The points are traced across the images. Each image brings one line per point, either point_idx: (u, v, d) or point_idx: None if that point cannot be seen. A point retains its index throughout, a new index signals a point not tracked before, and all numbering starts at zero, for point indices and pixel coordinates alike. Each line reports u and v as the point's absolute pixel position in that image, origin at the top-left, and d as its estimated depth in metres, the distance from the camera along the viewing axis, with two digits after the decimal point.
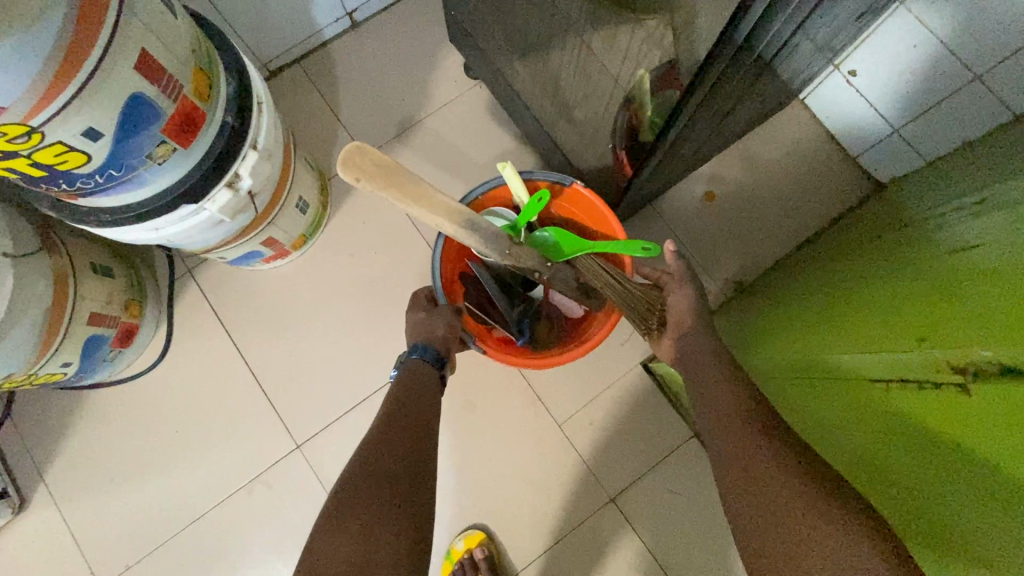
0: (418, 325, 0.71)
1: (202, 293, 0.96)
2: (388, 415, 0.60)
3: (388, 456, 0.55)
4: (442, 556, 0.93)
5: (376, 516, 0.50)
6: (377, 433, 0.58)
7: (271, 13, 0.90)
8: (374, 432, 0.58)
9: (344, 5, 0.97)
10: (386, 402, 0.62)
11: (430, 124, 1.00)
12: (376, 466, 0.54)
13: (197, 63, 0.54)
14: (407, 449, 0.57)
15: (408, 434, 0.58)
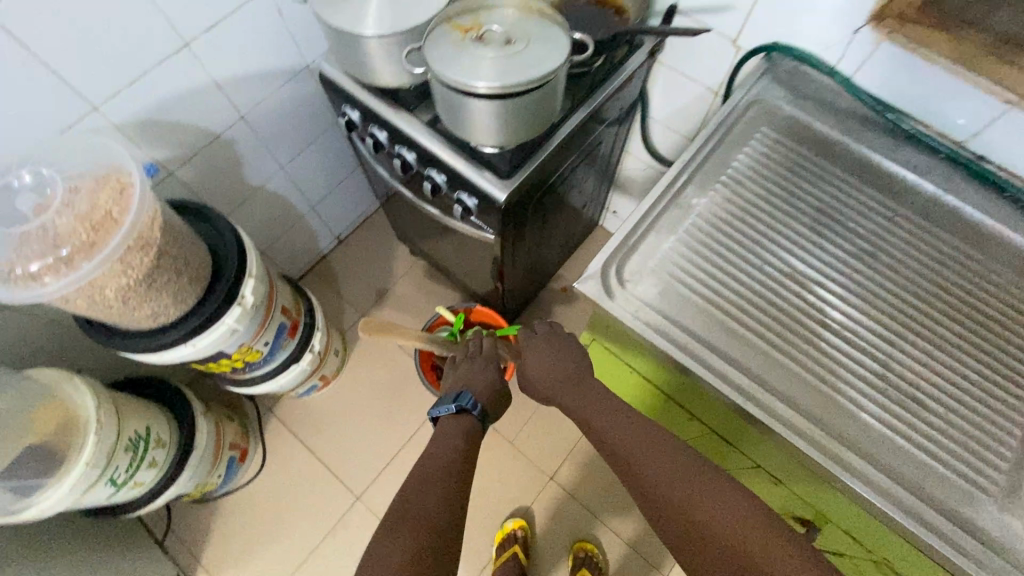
0: (469, 375, 1.02)
1: (279, 420, 1.55)
2: (411, 476, 0.80)
3: (417, 512, 0.73)
4: (497, 530, 1.41)
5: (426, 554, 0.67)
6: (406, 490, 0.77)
7: (297, 251, 1.60)
8: (402, 491, 0.77)
9: (335, 234, 1.70)
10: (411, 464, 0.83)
11: (397, 286, 1.70)
12: (414, 520, 0.71)
13: (291, 302, 1.23)
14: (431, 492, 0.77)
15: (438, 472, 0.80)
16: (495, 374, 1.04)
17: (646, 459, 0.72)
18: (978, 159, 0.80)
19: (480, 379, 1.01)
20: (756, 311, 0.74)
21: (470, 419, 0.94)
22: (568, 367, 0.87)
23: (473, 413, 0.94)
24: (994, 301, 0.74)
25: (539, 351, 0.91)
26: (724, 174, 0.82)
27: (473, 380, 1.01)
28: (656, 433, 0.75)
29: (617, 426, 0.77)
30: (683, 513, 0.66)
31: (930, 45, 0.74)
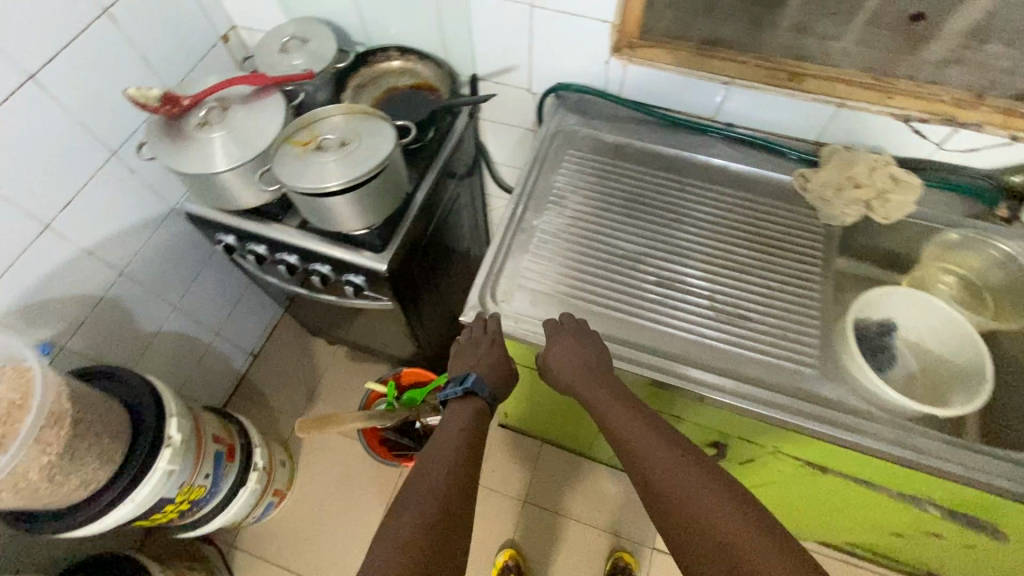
0: (483, 360, 0.84)
1: (244, 551, 1.51)
2: (429, 463, 0.70)
3: (439, 511, 0.62)
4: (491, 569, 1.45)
5: (438, 532, 0.60)
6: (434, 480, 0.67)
7: (212, 378, 1.60)
8: (430, 472, 0.68)
9: (247, 351, 1.72)
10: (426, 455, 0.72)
11: (324, 378, 1.73)
12: (434, 504, 0.63)
13: (221, 428, 1.25)
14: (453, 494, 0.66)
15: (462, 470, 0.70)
16: (505, 360, 0.86)
17: (649, 456, 0.67)
18: (726, 127, 1.04)
19: (490, 362, 0.84)
20: (607, 292, 0.91)
21: (483, 403, 0.83)
22: (586, 363, 0.79)
23: (483, 397, 0.82)
24: (772, 225, 0.96)
25: (560, 346, 0.81)
26: (552, 195, 1.00)
27: (489, 367, 0.84)
28: (675, 441, 0.69)
29: (636, 436, 0.70)
30: (665, 508, 0.61)
31: (659, 58, 0.98)
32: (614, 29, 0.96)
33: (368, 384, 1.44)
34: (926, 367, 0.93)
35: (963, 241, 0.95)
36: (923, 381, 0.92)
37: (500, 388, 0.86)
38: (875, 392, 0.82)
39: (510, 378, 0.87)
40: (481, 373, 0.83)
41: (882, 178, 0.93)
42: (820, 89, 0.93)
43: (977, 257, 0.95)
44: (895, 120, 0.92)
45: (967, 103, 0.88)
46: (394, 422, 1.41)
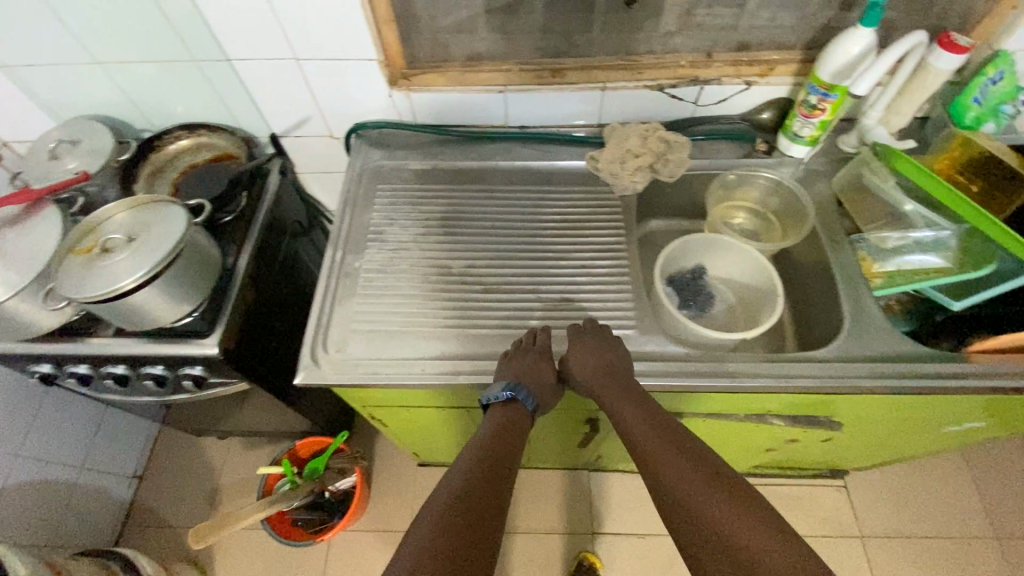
0: (523, 369, 0.82)
1: None
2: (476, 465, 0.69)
3: (477, 518, 0.61)
4: None
5: (465, 537, 0.58)
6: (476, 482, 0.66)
7: (89, 517, 1.45)
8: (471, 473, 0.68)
9: (126, 474, 1.57)
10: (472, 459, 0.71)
11: (223, 476, 1.62)
12: (470, 509, 0.62)
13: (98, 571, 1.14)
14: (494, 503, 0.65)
15: (501, 480, 0.68)
16: (552, 373, 0.84)
17: (660, 459, 0.69)
18: (521, 130, 1.12)
19: (540, 375, 0.83)
20: (440, 312, 0.92)
21: (519, 411, 0.80)
22: (611, 370, 0.81)
23: (525, 405, 0.80)
24: (578, 210, 1.03)
25: (584, 355, 0.83)
26: (369, 232, 1.00)
27: (531, 375, 0.82)
28: (696, 455, 0.69)
29: (659, 449, 0.70)
30: (671, 507, 0.64)
31: (434, 82, 1.03)
32: (382, 65, 0.99)
33: (261, 469, 1.36)
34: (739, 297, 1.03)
35: (740, 179, 1.06)
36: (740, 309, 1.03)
37: (538, 396, 0.84)
38: (694, 333, 0.89)
39: (551, 387, 0.85)
40: (532, 383, 0.81)
41: (654, 143, 1.02)
42: (581, 79, 1.02)
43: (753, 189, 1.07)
44: (651, 91, 1.03)
45: (701, 63, 1.00)
46: (300, 499, 1.34)
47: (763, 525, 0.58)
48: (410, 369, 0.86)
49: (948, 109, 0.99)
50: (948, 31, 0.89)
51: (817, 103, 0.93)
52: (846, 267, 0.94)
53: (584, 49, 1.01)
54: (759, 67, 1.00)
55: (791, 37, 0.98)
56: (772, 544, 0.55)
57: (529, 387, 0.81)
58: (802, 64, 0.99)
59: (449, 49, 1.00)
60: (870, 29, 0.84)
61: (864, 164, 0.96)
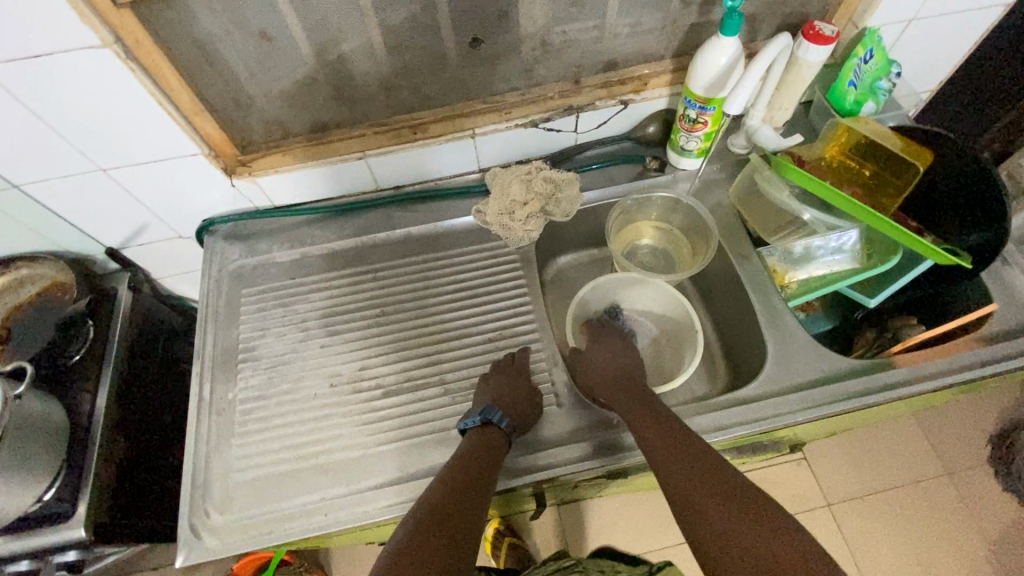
0: (497, 389, 0.78)
1: None
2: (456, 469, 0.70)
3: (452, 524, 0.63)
4: None
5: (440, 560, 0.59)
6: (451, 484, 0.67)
7: None
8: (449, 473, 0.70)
9: None
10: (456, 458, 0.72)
11: None
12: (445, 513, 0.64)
13: None
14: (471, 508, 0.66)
15: (481, 481, 0.69)
16: (528, 391, 0.80)
17: (668, 461, 0.67)
18: (397, 191, 1.00)
19: (512, 391, 0.78)
20: (337, 434, 0.79)
21: (494, 431, 0.75)
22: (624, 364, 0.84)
23: (498, 427, 0.74)
24: (477, 272, 0.92)
25: (603, 353, 0.86)
26: (240, 354, 0.86)
27: (503, 394, 0.77)
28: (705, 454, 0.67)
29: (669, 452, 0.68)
30: (681, 502, 0.64)
31: (280, 164, 0.89)
32: (210, 157, 0.84)
33: None
34: (663, 331, 0.97)
35: (639, 203, 0.99)
36: (667, 346, 0.96)
37: (515, 418, 0.77)
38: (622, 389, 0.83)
39: (532, 407, 0.80)
40: (500, 398, 0.77)
41: (540, 184, 0.94)
42: (447, 129, 0.91)
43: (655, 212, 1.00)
44: (525, 128, 0.94)
45: (571, 90, 0.92)
46: None
47: (778, 525, 0.59)
48: (309, 519, 0.74)
49: (829, 96, 0.96)
50: (812, 21, 0.84)
51: (697, 117, 0.87)
52: (757, 283, 0.89)
53: (441, 97, 0.89)
54: (632, 83, 0.92)
55: (658, 48, 0.91)
56: (789, 548, 0.56)
57: (505, 406, 0.76)
58: (675, 74, 0.92)
59: (286, 125, 0.87)
60: (732, 38, 0.78)
61: (758, 172, 0.91)
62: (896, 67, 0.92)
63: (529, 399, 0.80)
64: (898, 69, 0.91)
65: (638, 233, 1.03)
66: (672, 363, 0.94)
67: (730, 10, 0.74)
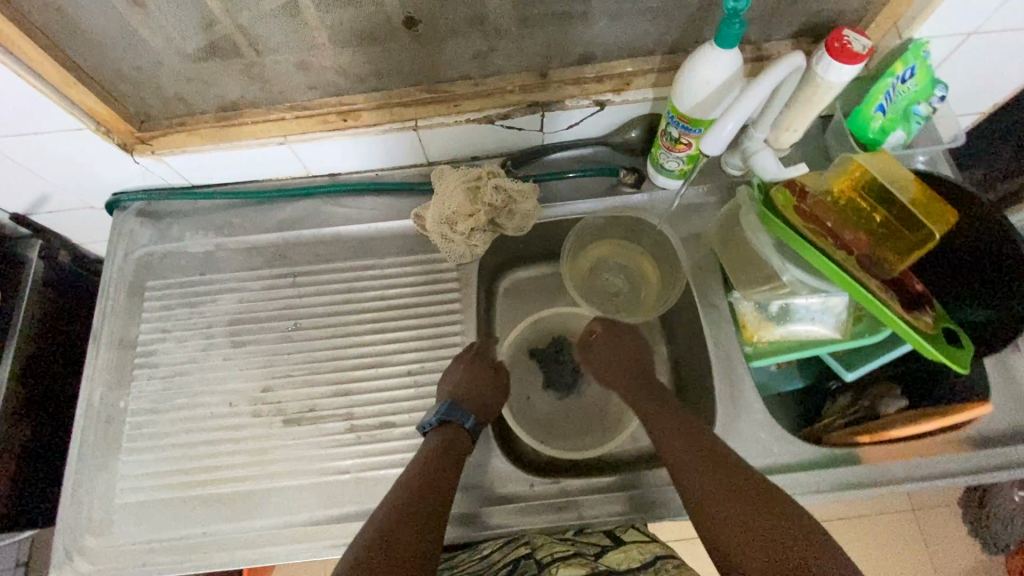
0: (461, 383, 0.74)
1: None
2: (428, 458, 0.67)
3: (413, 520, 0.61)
4: None
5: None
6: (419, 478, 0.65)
7: None
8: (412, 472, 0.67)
9: None
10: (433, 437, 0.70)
11: None
12: (408, 509, 0.62)
13: None
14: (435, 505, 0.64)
15: (447, 474, 0.67)
16: (492, 383, 0.77)
17: (677, 449, 0.66)
18: (332, 179, 0.87)
19: (477, 384, 0.75)
20: (230, 460, 0.73)
21: (458, 428, 0.71)
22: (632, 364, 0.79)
23: (463, 424, 0.71)
24: (410, 287, 0.82)
25: (609, 352, 0.80)
26: (137, 358, 0.78)
27: (469, 387, 0.74)
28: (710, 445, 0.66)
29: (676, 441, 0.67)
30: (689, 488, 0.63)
31: (186, 145, 0.76)
32: (100, 134, 0.72)
33: None
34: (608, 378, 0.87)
35: (613, 218, 0.86)
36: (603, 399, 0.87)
37: (478, 412, 0.74)
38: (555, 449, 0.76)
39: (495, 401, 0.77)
40: (462, 392, 0.73)
41: (490, 196, 0.80)
42: (384, 120, 0.77)
43: (627, 231, 0.87)
44: (479, 124, 0.79)
45: (535, 85, 0.76)
46: None
47: (768, 530, 0.55)
48: (188, 553, 0.69)
49: (850, 119, 0.79)
50: (841, 29, 0.67)
51: (679, 137, 0.72)
52: (721, 339, 0.80)
53: (377, 81, 0.74)
54: (611, 82, 0.76)
55: (647, 41, 0.73)
56: (789, 531, 0.55)
57: (469, 400, 0.73)
58: (665, 75, 0.76)
59: (191, 100, 0.73)
60: (731, 50, 0.62)
61: (745, 209, 0.77)
62: (941, 89, 0.74)
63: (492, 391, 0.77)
64: (944, 93, 0.73)
65: (602, 255, 0.89)
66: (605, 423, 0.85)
67: (731, 14, 0.58)
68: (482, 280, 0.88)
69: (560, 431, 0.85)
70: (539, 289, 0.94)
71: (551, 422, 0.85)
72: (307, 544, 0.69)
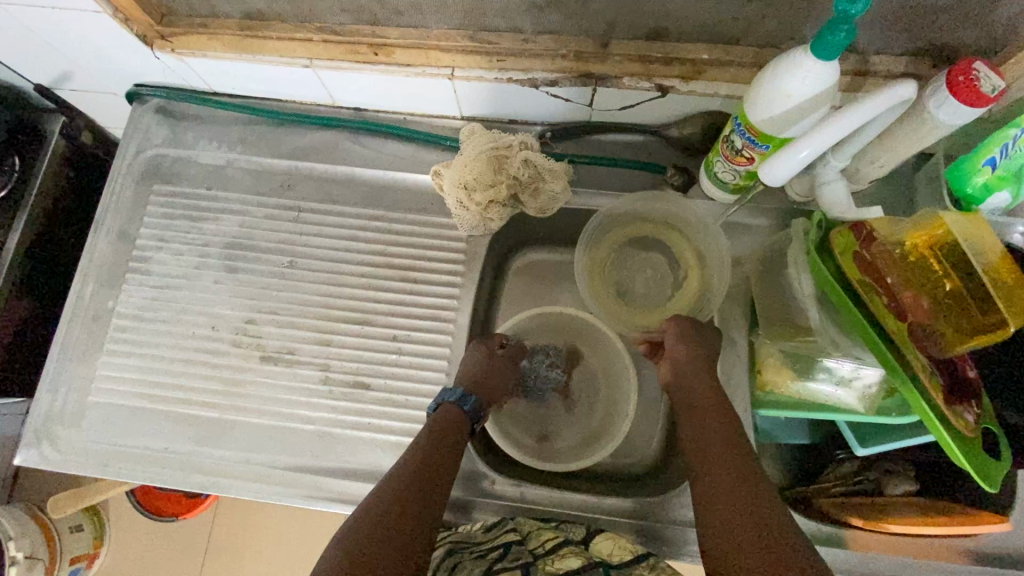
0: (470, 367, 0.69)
1: None
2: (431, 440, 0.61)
3: (407, 516, 0.53)
4: None
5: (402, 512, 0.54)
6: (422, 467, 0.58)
7: None
8: (409, 459, 0.59)
9: None
10: (434, 419, 0.63)
11: None
12: (433, 468, 0.58)
13: None
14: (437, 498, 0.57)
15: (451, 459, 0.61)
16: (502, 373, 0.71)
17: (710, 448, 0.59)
18: (357, 113, 0.80)
19: (486, 372, 0.69)
20: (200, 385, 0.72)
21: (455, 411, 0.65)
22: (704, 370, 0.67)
23: (461, 407, 0.65)
24: (413, 248, 0.77)
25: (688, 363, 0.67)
26: (131, 262, 0.77)
27: (476, 374, 0.69)
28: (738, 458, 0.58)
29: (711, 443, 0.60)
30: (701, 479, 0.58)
31: (206, 49, 0.71)
32: (116, 21, 0.66)
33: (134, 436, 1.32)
34: (596, 381, 0.82)
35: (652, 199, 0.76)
36: (580, 401, 0.82)
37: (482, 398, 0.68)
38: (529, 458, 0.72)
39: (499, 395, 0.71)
40: (466, 377, 0.68)
41: (516, 168, 0.72)
42: (418, 62, 0.69)
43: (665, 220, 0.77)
44: (522, 86, 0.70)
45: (592, 55, 0.66)
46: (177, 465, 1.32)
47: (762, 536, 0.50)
48: (148, 465, 0.70)
49: (951, 169, 0.68)
50: (972, 60, 0.55)
51: (742, 148, 0.63)
52: (730, 378, 0.74)
53: (416, 16, 0.66)
54: (679, 68, 0.65)
55: (732, 26, 0.62)
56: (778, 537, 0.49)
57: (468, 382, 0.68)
58: (745, 72, 0.64)
59: (214, 1, 0.67)
60: (828, 61, 0.51)
61: (795, 244, 0.69)
62: None
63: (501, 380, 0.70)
64: None
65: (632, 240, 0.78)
66: (580, 428, 0.80)
67: (841, 17, 0.48)
68: (494, 255, 0.82)
69: (530, 429, 0.80)
70: (555, 272, 0.86)
71: (522, 416, 0.81)
72: (260, 484, 0.69)
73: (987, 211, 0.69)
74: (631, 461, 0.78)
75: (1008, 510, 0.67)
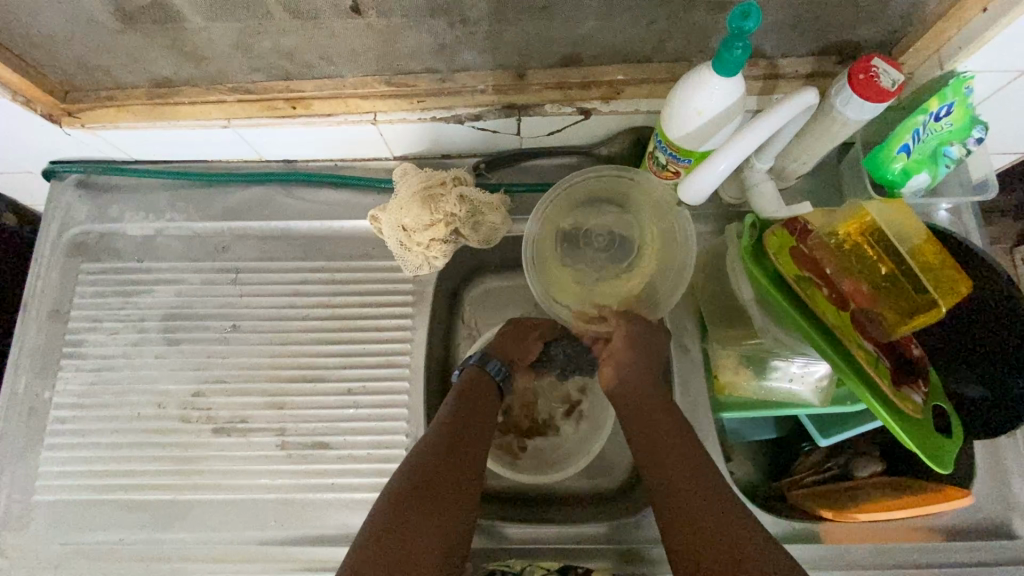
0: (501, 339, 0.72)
1: None
2: (464, 414, 0.63)
3: (429, 501, 0.55)
4: None
5: (431, 489, 0.56)
6: (447, 446, 0.60)
7: None
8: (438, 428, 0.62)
9: None
10: (462, 390, 0.66)
11: None
12: (460, 440, 0.61)
13: None
14: (467, 471, 0.59)
15: (473, 437, 0.62)
16: (525, 344, 0.73)
17: (657, 449, 0.60)
18: (287, 166, 0.79)
19: (512, 345, 0.72)
20: (152, 468, 0.70)
21: (482, 376, 0.68)
22: (642, 381, 0.65)
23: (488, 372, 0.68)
24: (358, 295, 0.76)
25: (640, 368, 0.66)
26: (64, 346, 0.74)
27: (502, 343, 0.72)
28: (682, 452, 0.59)
29: (657, 448, 0.60)
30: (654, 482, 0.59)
31: (118, 121, 0.68)
32: (17, 104, 0.64)
33: None
34: (592, 380, 0.81)
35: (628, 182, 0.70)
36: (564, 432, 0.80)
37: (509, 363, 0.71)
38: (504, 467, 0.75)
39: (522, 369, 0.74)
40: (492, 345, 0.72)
41: (451, 205, 0.71)
42: (339, 111, 0.68)
43: (625, 202, 0.71)
44: (447, 123, 0.70)
45: (511, 87, 0.66)
46: None
47: (721, 537, 0.52)
48: (103, 559, 0.67)
49: (866, 160, 0.70)
50: (870, 56, 0.57)
51: (667, 163, 0.64)
52: (690, 388, 0.74)
53: (330, 66, 0.65)
54: (598, 90, 0.66)
55: (642, 46, 0.63)
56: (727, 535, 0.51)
57: (501, 352, 0.71)
58: (661, 87, 0.65)
59: (119, 73, 0.65)
60: (732, 75, 0.52)
61: (732, 249, 0.70)
62: (979, 130, 0.65)
63: (524, 347, 0.73)
64: (981, 134, 0.65)
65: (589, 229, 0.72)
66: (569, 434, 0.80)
67: (736, 34, 0.48)
68: (445, 292, 0.81)
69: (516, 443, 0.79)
70: (509, 299, 0.85)
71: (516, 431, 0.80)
72: (227, 563, 0.66)
73: (910, 194, 0.71)
74: (605, 480, 0.77)
75: (968, 481, 0.69)
